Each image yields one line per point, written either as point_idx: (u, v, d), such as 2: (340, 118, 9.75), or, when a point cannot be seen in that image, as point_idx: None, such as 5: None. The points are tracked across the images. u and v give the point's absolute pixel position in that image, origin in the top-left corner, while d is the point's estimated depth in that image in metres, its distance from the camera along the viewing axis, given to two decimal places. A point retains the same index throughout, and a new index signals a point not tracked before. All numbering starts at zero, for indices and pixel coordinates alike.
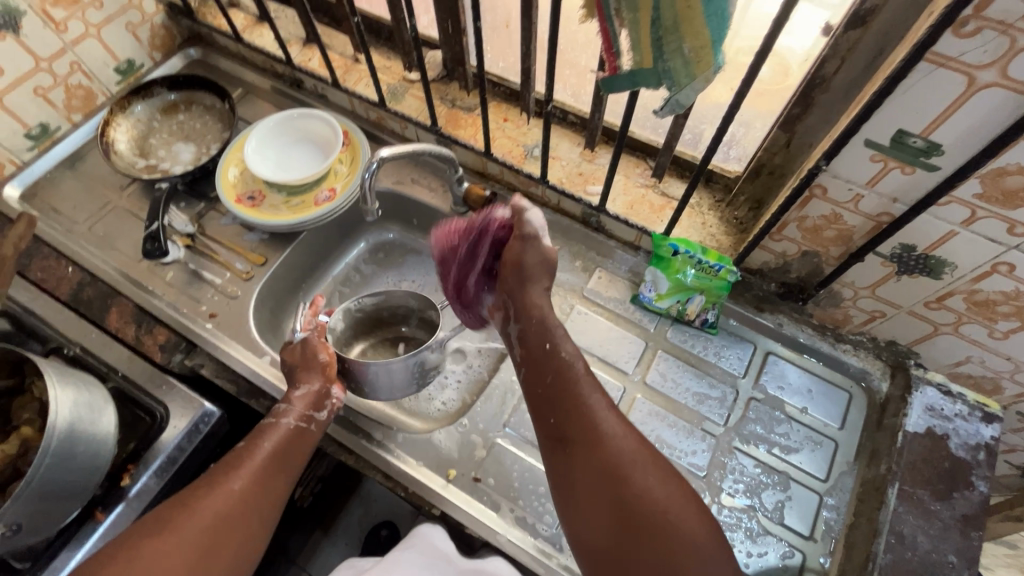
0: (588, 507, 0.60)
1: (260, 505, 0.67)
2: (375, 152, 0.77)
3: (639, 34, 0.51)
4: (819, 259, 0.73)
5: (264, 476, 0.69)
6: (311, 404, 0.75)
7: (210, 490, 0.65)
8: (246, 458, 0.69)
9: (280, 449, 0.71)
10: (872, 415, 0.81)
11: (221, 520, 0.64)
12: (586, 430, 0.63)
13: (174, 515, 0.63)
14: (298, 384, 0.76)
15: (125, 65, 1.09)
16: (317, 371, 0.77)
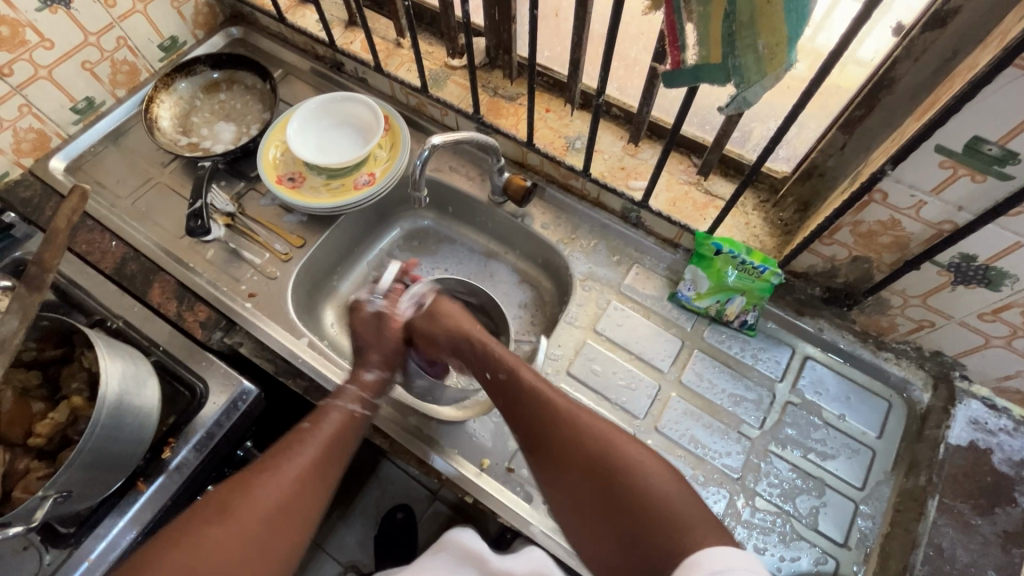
0: (590, 511, 0.57)
1: (321, 490, 0.67)
2: (427, 139, 0.78)
3: (710, 28, 0.50)
4: (870, 265, 0.71)
5: (325, 461, 0.69)
6: (371, 390, 0.76)
7: (269, 475, 0.65)
8: (305, 442, 0.69)
9: (340, 433, 0.71)
10: (911, 425, 0.80)
11: (285, 503, 0.64)
12: (565, 438, 0.61)
13: (235, 501, 0.62)
14: (365, 366, 0.78)
15: (169, 42, 1.09)
16: (388, 350, 0.79)
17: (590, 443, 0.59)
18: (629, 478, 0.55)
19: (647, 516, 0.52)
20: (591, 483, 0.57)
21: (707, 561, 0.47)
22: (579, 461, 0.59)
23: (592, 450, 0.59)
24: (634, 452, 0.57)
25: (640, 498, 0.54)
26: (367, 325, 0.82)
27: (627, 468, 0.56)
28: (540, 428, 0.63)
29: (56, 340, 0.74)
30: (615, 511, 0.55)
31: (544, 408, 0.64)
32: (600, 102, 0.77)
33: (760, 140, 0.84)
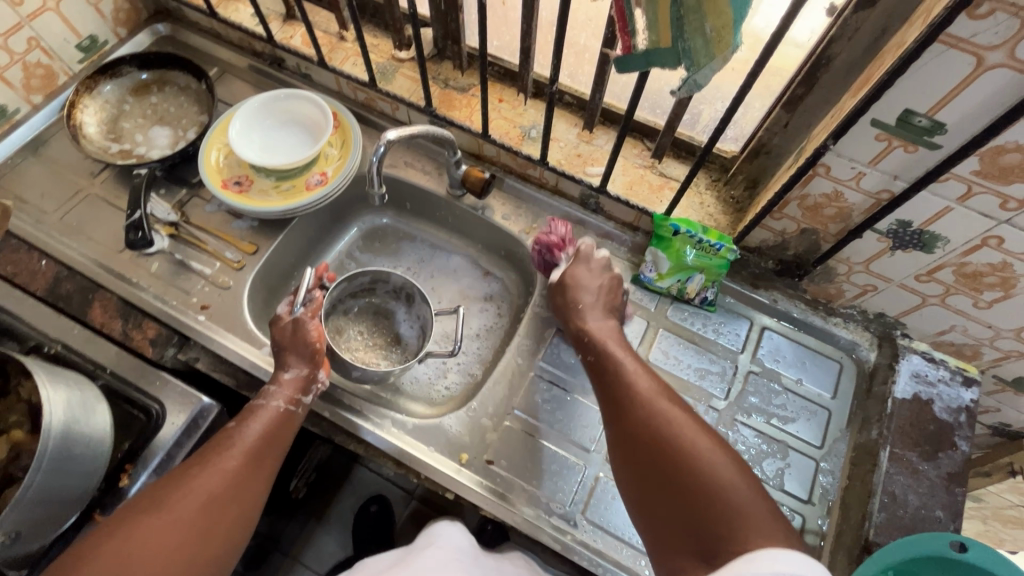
0: (654, 494, 0.59)
1: (255, 483, 0.68)
2: (381, 135, 0.76)
3: (657, 12, 0.51)
4: (818, 236, 0.75)
5: (255, 457, 0.69)
6: (299, 388, 0.76)
7: (200, 471, 0.65)
8: (234, 439, 0.69)
9: (270, 432, 0.72)
10: (861, 383, 0.85)
11: (219, 496, 0.64)
12: (643, 422, 0.63)
13: (167, 496, 0.62)
14: (286, 366, 0.77)
15: (87, 42, 1.01)
16: (306, 354, 0.77)
17: (667, 429, 0.61)
18: (699, 467, 0.56)
19: (711, 510, 0.53)
20: (656, 470, 0.59)
21: (759, 556, 0.48)
22: (651, 445, 0.61)
23: (666, 436, 0.60)
24: (711, 446, 0.58)
25: (708, 487, 0.55)
26: (287, 330, 0.78)
27: (698, 457, 0.57)
28: (624, 406, 0.66)
29: None
30: (679, 500, 0.56)
31: (630, 393, 0.67)
32: (554, 90, 0.77)
33: (709, 121, 0.86)
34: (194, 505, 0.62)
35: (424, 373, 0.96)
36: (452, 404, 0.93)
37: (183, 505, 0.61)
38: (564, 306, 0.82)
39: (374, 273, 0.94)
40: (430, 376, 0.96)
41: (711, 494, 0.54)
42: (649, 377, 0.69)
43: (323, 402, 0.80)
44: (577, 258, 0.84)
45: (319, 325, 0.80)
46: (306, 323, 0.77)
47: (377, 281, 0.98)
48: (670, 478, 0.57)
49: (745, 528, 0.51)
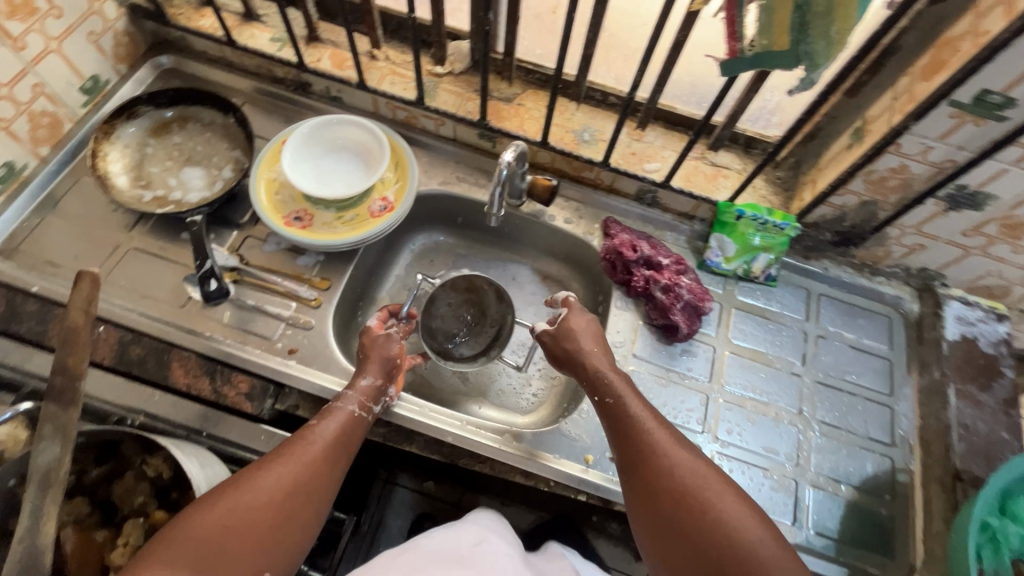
0: (675, 538, 0.60)
1: (326, 483, 0.63)
2: (500, 157, 0.77)
3: (773, 18, 0.57)
4: (876, 206, 0.83)
5: (327, 455, 0.64)
6: (370, 397, 0.72)
7: (276, 459, 0.61)
8: (311, 433, 0.65)
9: (343, 432, 0.68)
10: (911, 332, 0.94)
11: (289, 488, 0.60)
12: (660, 476, 0.63)
13: (252, 475, 0.60)
14: (363, 373, 0.74)
15: (90, 83, 0.93)
16: (387, 363, 0.75)
17: (687, 480, 0.62)
18: (723, 526, 0.57)
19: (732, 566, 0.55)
20: (677, 522, 0.60)
21: None
22: (673, 497, 0.61)
23: (688, 491, 0.61)
24: (731, 501, 0.59)
25: (727, 547, 0.56)
26: (378, 342, 0.77)
27: (718, 517, 0.58)
28: (638, 451, 0.66)
29: (95, 457, 0.63)
30: (699, 555, 0.57)
31: (646, 442, 0.66)
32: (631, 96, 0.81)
33: (755, 110, 0.92)
34: (264, 493, 0.58)
35: (508, 381, 0.96)
36: (546, 409, 0.94)
37: (254, 490, 0.58)
38: (564, 356, 0.80)
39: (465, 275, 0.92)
40: (513, 385, 0.96)
41: (735, 551, 0.56)
42: (660, 427, 0.68)
43: (444, 425, 0.78)
44: (573, 316, 0.81)
45: (401, 345, 0.78)
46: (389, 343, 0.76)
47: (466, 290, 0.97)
48: (692, 532, 0.58)
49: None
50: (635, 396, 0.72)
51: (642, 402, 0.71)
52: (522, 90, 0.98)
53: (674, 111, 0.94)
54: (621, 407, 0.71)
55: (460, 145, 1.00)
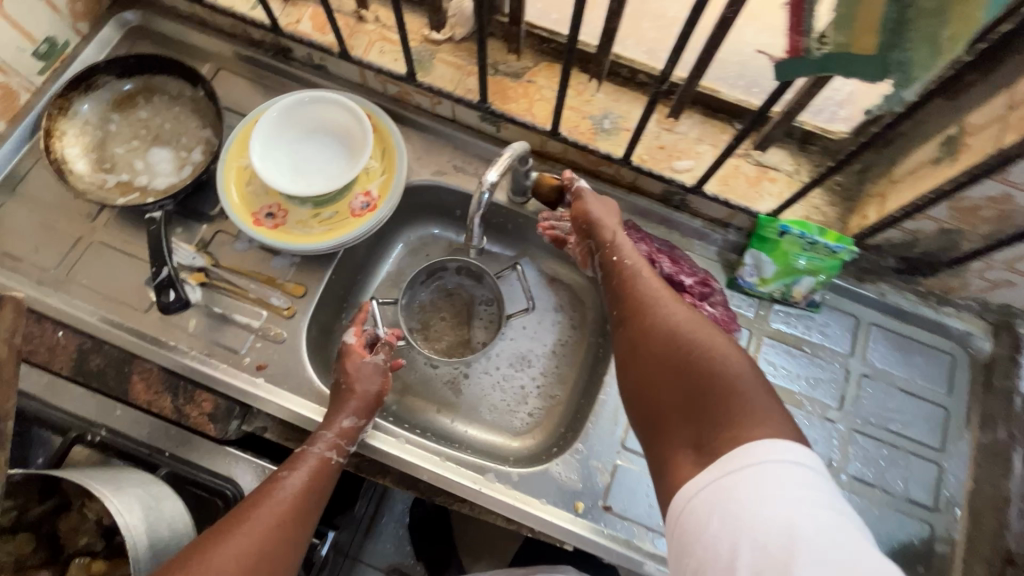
0: (659, 394, 0.55)
1: (291, 547, 0.59)
2: (482, 178, 0.64)
3: (857, 9, 0.41)
4: (960, 236, 0.67)
5: (293, 514, 0.61)
6: (346, 436, 0.68)
7: (240, 522, 0.57)
8: (277, 489, 0.61)
9: (313, 483, 0.64)
10: (977, 375, 0.80)
11: (253, 557, 0.56)
12: (651, 330, 0.58)
13: (210, 546, 0.55)
14: (342, 408, 0.69)
15: (46, 46, 0.81)
16: (370, 398, 0.71)
17: (678, 334, 0.56)
18: (710, 366, 0.52)
19: (712, 401, 0.50)
20: (663, 373, 0.55)
21: (764, 452, 0.45)
22: (661, 346, 0.56)
23: (680, 341, 0.56)
24: (725, 347, 0.54)
25: (713, 387, 0.51)
26: (364, 369, 0.72)
27: (706, 356, 0.53)
28: (632, 311, 0.62)
29: (39, 491, 0.57)
30: (681, 401, 0.53)
31: (644, 299, 0.62)
32: (661, 89, 0.66)
33: (818, 101, 0.75)
34: (227, 566, 0.54)
35: (501, 399, 0.86)
36: (540, 432, 0.85)
37: (216, 561, 0.54)
38: (582, 225, 0.74)
39: (427, 267, 0.84)
40: (506, 402, 0.86)
41: (718, 388, 0.51)
42: (666, 293, 0.63)
43: (421, 461, 0.71)
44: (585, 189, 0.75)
45: (385, 380, 0.74)
46: (370, 375, 0.72)
47: (444, 275, 0.88)
48: (676, 380, 0.54)
49: (744, 418, 0.48)
50: (645, 267, 0.68)
51: (651, 271, 0.67)
52: (533, 64, 0.83)
53: (716, 96, 0.77)
54: (625, 271, 0.67)
55: (459, 126, 0.86)
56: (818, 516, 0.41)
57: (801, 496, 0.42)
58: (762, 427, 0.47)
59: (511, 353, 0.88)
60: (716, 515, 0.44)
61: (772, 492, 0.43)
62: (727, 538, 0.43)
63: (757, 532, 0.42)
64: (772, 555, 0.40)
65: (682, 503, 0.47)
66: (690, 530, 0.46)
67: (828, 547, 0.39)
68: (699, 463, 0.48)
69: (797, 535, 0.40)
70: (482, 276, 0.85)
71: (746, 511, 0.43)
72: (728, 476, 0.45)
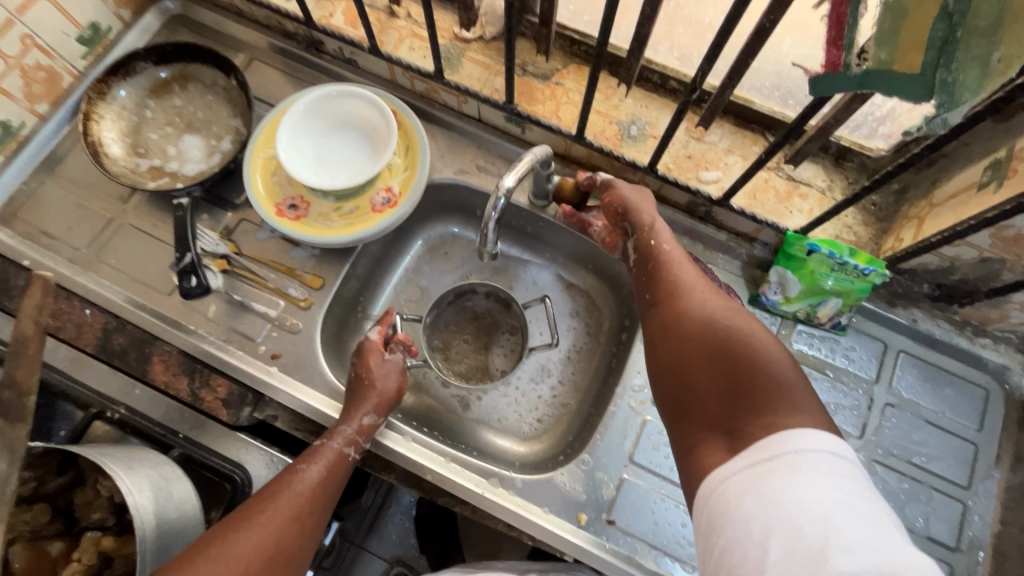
0: (690, 377, 0.53)
1: (304, 540, 0.60)
2: (499, 182, 0.62)
3: (903, 24, 0.39)
4: (1002, 266, 0.63)
5: (309, 507, 0.61)
6: (363, 432, 0.68)
7: (258, 514, 0.58)
8: (294, 481, 0.62)
9: (329, 477, 0.65)
10: (1012, 412, 0.76)
11: (270, 549, 0.57)
12: (687, 312, 0.56)
13: (228, 536, 0.56)
14: (364, 397, 0.70)
15: (89, 32, 0.83)
16: (388, 395, 0.71)
17: (713, 319, 0.54)
18: (747, 353, 0.50)
19: (747, 388, 0.48)
20: (696, 356, 0.53)
21: (797, 443, 0.43)
22: (695, 329, 0.54)
23: (715, 325, 0.54)
24: (763, 335, 0.52)
25: (750, 374, 0.49)
26: (386, 367, 0.72)
27: (742, 342, 0.51)
28: (666, 295, 0.60)
29: (57, 465, 0.60)
30: (714, 385, 0.51)
31: (679, 284, 0.60)
32: (690, 98, 0.64)
33: (857, 116, 0.72)
34: (244, 558, 0.55)
35: (513, 411, 0.86)
36: (548, 439, 0.84)
37: (234, 554, 0.55)
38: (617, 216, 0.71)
39: (456, 288, 0.84)
40: (517, 412, 0.86)
41: (757, 373, 0.49)
42: (701, 280, 0.61)
43: (426, 461, 0.72)
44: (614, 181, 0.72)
45: (401, 379, 0.73)
46: (390, 370, 0.72)
47: (471, 296, 0.88)
48: (710, 364, 0.52)
49: (781, 406, 0.47)
50: (682, 254, 0.65)
51: (687, 257, 0.65)
52: (562, 66, 0.82)
53: (749, 107, 0.75)
54: (661, 256, 0.65)
55: (485, 126, 0.86)
56: (856, 505, 0.40)
57: (838, 484, 0.41)
58: (799, 417, 0.45)
59: (528, 375, 0.87)
60: (749, 496, 0.42)
61: (810, 477, 0.41)
62: (759, 518, 0.41)
63: (791, 514, 0.40)
64: (807, 538, 0.39)
65: (711, 487, 0.46)
66: (719, 511, 0.44)
67: (866, 537, 0.38)
68: (730, 450, 0.46)
69: (833, 520, 0.39)
70: (509, 302, 0.85)
71: (780, 493, 0.41)
72: (764, 461, 0.44)
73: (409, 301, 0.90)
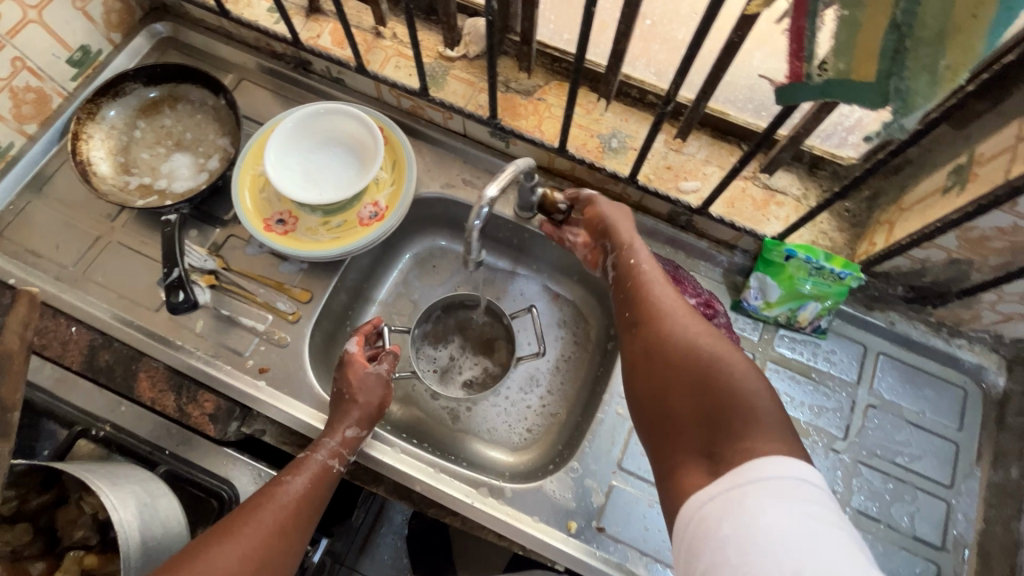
0: (671, 402, 0.54)
1: (285, 556, 0.59)
2: (482, 193, 0.63)
3: (858, 35, 0.42)
4: (970, 266, 0.66)
5: (293, 521, 0.61)
6: (349, 442, 0.68)
7: (244, 524, 0.58)
8: (278, 492, 0.62)
9: (313, 491, 0.64)
10: (989, 411, 0.77)
11: (253, 561, 0.56)
12: (666, 337, 0.57)
13: (213, 547, 0.55)
14: (346, 408, 0.70)
15: (79, 54, 0.85)
16: (372, 410, 0.71)
17: (692, 344, 0.56)
18: (723, 378, 0.52)
19: (726, 413, 0.50)
20: (676, 380, 0.54)
21: (768, 467, 0.44)
22: (676, 355, 0.56)
23: (694, 351, 0.55)
24: (738, 359, 0.53)
25: (727, 400, 0.50)
26: (367, 382, 0.72)
27: (720, 368, 0.52)
28: (647, 318, 0.62)
29: (41, 483, 0.60)
30: (694, 410, 0.52)
31: (656, 306, 0.62)
32: (666, 111, 0.66)
33: (828, 126, 0.75)
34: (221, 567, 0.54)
35: (502, 421, 0.86)
36: (537, 449, 0.84)
37: (213, 561, 0.54)
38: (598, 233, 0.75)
39: (443, 300, 0.86)
40: (506, 420, 0.86)
41: (734, 402, 0.50)
42: (681, 302, 0.62)
43: (414, 472, 0.71)
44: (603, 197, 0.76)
45: (387, 391, 0.73)
46: (375, 387, 0.72)
47: (455, 308, 0.89)
48: (688, 389, 0.53)
49: (758, 432, 0.47)
50: (657, 270, 0.67)
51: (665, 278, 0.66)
52: (544, 82, 0.84)
53: (725, 119, 0.77)
54: (639, 275, 0.66)
55: (470, 141, 0.88)
56: (826, 534, 0.40)
57: (814, 513, 0.41)
58: (775, 442, 0.47)
59: (515, 384, 0.88)
60: (727, 522, 0.43)
61: (783, 505, 0.42)
62: (737, 544, 0.41)
63: (769, 541, 0.40)
64: (782, 564, 0.38)
65: (692, 513, 0.46)
66: (701, 535, 0.44)
67: (839, 568, 0.38)
68: (710, 470, 0.47)
69: (805, 549, 0.39)
70: (495, 312, 0.87)
71: (759, 521, 0.41)
72: (740, 486, 0.44)
73: (396, 314, 0.91)
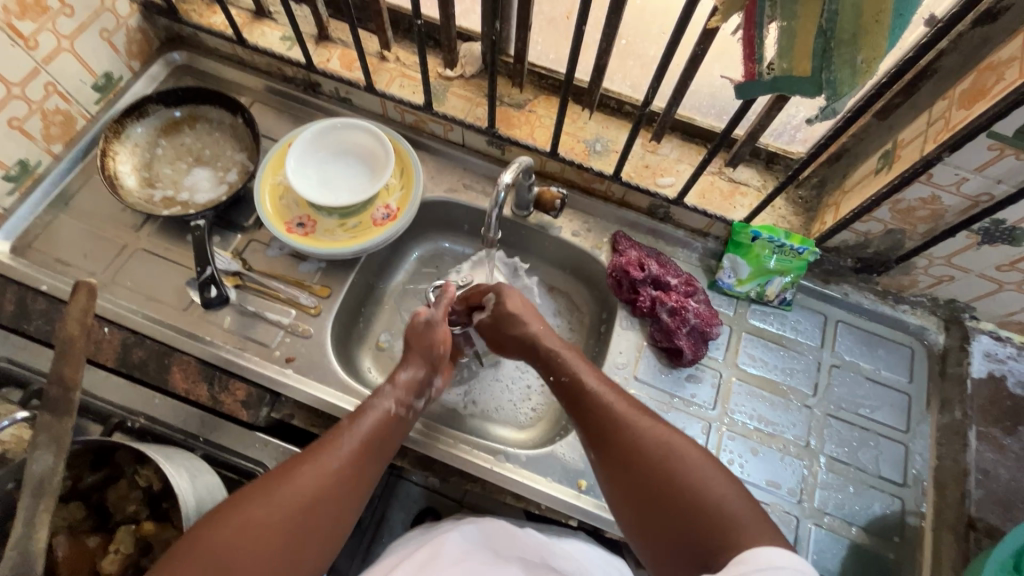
0: (650, 518, 0.57)
1: (355, 484, 0.63)
2: (498, 178, 0.73)
3: (795, 41, 0.53)
4: (903, 235, 0.78)
5: (363, 453, 0.65)
6: (412, 390, 0.74)
7: (316, 453, 0.63)
8: (346, 430, 0.66)
9: (378, 428, 0.69)
10: (933, 364, 0.89)
11: (325, 487, 0.61)
12: (627, 454, 0.60)
13: (285, 475, 0.60)
14: (404, 366, 0.76)
15: (104, 80, 0.92)
16: (431, 356, 0.78)
17: (655, 455, 0.59)
18: (692, 489, 0.55)
19: (705, 527, 0.53)
20: (648, 496, 0.57)
21: (755, 558, 0.47)
22: (642, 471, 0.59)
23: (656, 463, 0.58)
24: (696, 468, 0.56)
25: (701, 510, 0.53)
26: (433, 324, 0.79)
27: (685, 483, 0.56)
28: (602, 434, 0.64)
29: (92, 464, 0.64)
30: (672, 526, 0.55)
31: (607, 418, 0.64)
32: (644, 114, 0.77)
33: (778, 125, 0.87)
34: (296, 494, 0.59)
35: (509, 401, 0.93)
36: (543, 425, 0.91)
37: (292, 483, 0.60)
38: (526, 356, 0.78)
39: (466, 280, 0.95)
40: (513, 400, 0.93)
41: (711, 516, 0.53)
42: (627, 403, 0.65)
43: (435, 444, 0.78)
44: (506, 301, 0.81)
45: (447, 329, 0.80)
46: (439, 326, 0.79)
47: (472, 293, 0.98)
48: (662, 505, 0.56)
49: (740, 537, 0.51)
50: (592, 373, 0.70)
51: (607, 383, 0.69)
52: (534, 96, 0.95)
53: (692, 123, 0.90)
54: (582, 386, 0.69)
55: (469, 150, 0.97)
56: None
57: None
58: (759, 540, 0.50)
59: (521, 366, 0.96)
60: None
61: None
62: None
63: None
64: None
65: None
66: None
67: None
68: None
69: None
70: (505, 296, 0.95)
71: None
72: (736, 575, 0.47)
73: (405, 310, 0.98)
